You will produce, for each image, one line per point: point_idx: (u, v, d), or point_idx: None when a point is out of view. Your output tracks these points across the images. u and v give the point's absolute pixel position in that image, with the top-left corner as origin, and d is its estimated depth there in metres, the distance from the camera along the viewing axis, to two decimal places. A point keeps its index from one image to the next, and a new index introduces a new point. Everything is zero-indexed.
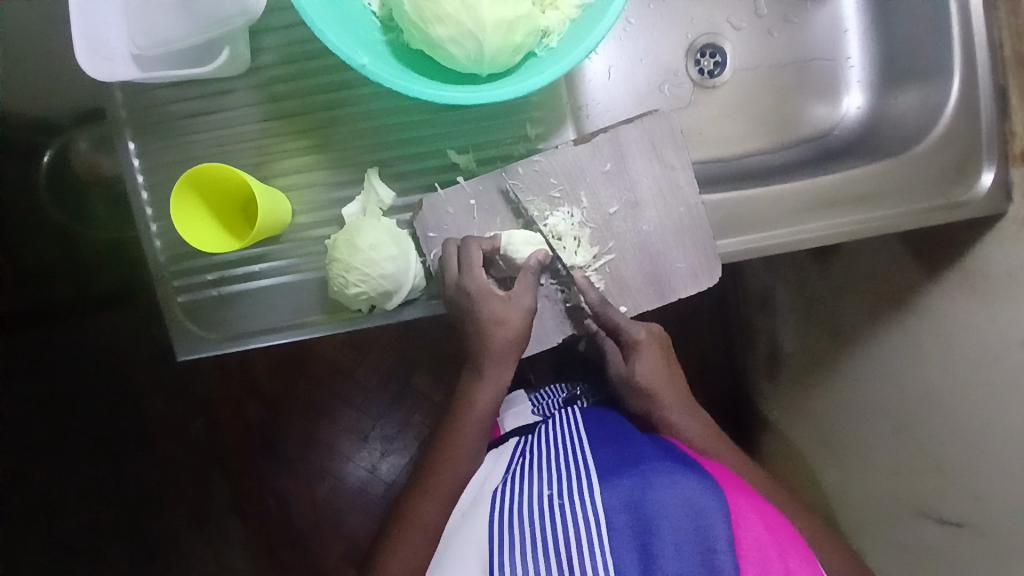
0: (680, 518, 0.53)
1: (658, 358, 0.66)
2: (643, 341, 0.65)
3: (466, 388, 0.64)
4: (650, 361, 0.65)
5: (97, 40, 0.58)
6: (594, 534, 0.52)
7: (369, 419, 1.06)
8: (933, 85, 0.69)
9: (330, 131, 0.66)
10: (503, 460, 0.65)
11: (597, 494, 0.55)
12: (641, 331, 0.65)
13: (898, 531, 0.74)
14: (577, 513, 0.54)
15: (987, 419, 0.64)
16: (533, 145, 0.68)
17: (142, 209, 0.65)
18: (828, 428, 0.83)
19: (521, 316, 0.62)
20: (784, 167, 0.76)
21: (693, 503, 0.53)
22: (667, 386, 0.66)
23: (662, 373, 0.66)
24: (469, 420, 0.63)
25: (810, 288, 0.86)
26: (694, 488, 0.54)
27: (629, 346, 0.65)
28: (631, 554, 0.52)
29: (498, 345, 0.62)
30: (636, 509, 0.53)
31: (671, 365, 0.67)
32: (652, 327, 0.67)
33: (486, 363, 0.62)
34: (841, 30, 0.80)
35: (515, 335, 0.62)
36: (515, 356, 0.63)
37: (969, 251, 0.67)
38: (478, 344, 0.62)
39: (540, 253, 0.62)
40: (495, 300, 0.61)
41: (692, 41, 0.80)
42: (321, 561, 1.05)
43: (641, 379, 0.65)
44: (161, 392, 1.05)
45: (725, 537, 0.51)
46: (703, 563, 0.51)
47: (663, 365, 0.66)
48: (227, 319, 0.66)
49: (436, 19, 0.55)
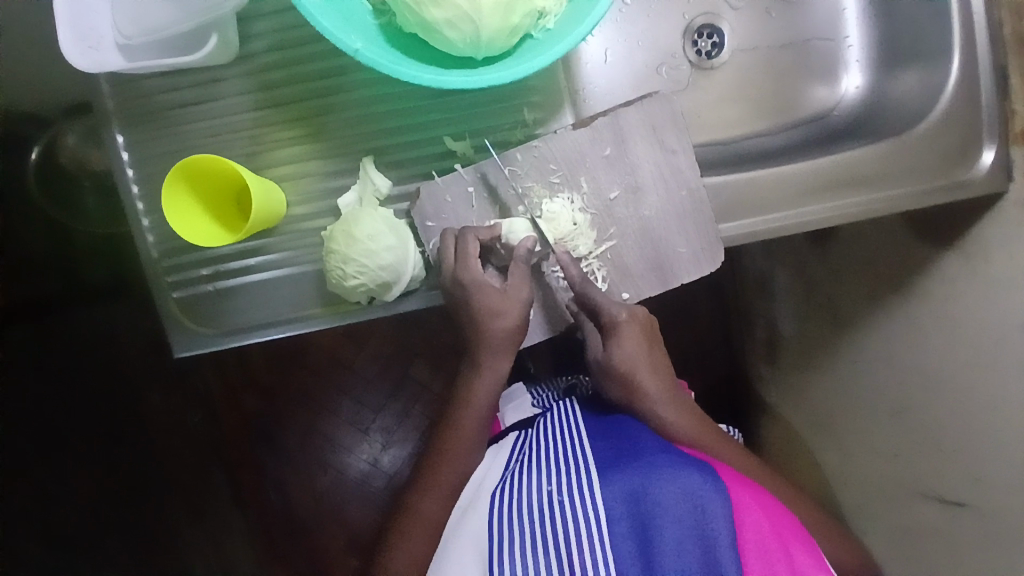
0: (680, 513, 0.52)
1: (640, 340, 0.63)
2: (623, 322, 0.62)
3: (466, 380, 0.63)
4: (632, 344, 0.62)
5: (81, 28, 0.57)
6: (594, 533, 0.52)
7: (368, 412, 1.05)
8: (934, 64, 0.68)
9: (324, 119, 0.64)
10: (500, 460, 0.64)
11: (597, 492, 0.54)
12: (621, 310, 0.62)
13: (899, 512, 0.74)
14: (576, 512, 0.53)
15: (987, 399, 0.64)
16: (532, 130, 0.67)
17: (133, 203, 0.64)
18: (830, 410, 0.83)
19: (522, 307, 0.61)
20: (785, 148, 0.75)
21: (693, 495, 0.52)
22: (646, 370, 0.63)
23: (644, 356, 0.63)
24: (468, 412, 0.63)
25: (809, 270, 0.86)
26: (693, 480, 0.53)
27: (609, 327, 0.62)
28: (631, 550, 0.51)
29: (495, 335, 0.60)
30: (635, 504, 0.53)
31: (654, 350, 0.64)
32: (634, 308, 0.64)
33: (484, 354, 0.62)
34: (840, 9, 0.79)
35: (512, 325, 0.60)
36: (514, 348, 0.62)
37: (970, 230, 0.66)
38: (476, 338, 0.61)
39: (528, 240, 0.61)
40: (496, 291, 0.60)
41: (689, 22, 0.79)
42: (323, 554, 1.05)
43: (619, 364, 0.63)
44: (157, 387, 1.04)
45: (726, 530, 0.51)
46: (703, 559, 0.50)
47: (645, 350, 0.63)
48: (224, 314, 0.65)
49: (431, 1, 0.53)
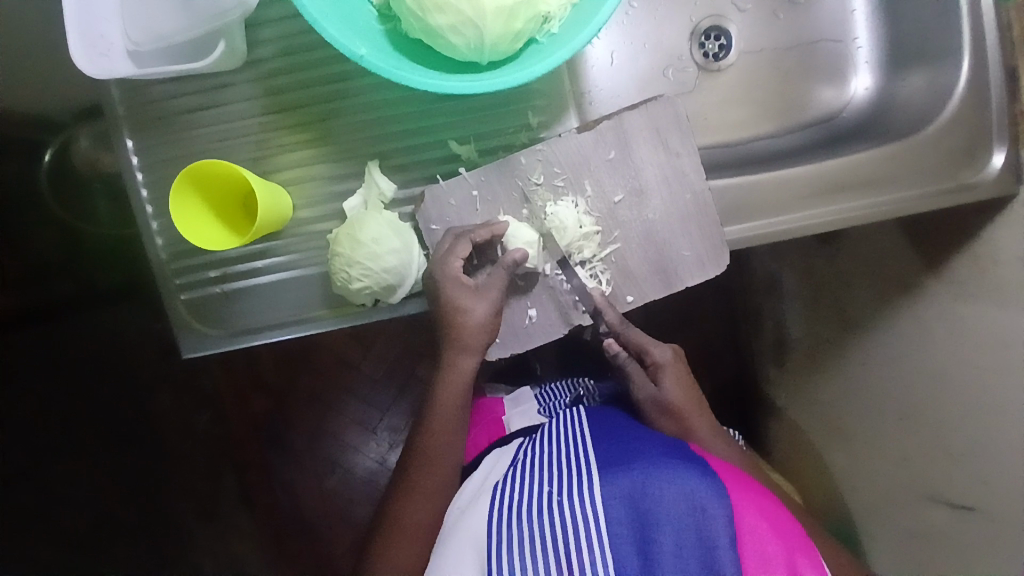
0: (678, 513, 0.52)
1: (683, 379, 0.68)
2: (668, 362, 0.68)
3: (437, 377, 0.63)
4: (676, 381, 0.67)
5: (91, 35, 0.57)
6: (592, 533, 0.52)
7: (376, 412, 1.06)
8: (943, 65, 0.67)
9: (329, 123, 0.65)
10: (501, 464, 0.65)
11: (595, 492, 0.54)
12: (666, 352, 0.68)
13: (907, 517, 0.73)
14: (574, 511, 0.53)
15: (996, 403, 0.63)
16: (536, 134, 0.67)
17: (142, 206, 0.65)
18: (838, 413, 0.83)
19: (488, 305, 0.60)
20: (792, 150, 0.75)
21: (692, 498, 0.52)
22: (695, 408, 0.67)
23: (690, 395, 0.67)
24: (443, 411, 0.62)
25: (818, 273, 0.85)
26: (692, 480, 0.53)
27: (655, 366, 0.68)
28: (632, 550, 0.52)
29: (470, 330, 0.60)
30: (633, 505, 0.53)
31: (697, 391, 0.68)
32: (677, 350, 0.70)
33: (451, 350, 0.61)
34: (849, 10, 0.79)
35: (482, 323, 0.60)
36: (480, 348, 0.61)
37: (979, 233, 0.65)
38: (446, 333, 0.61)
39: (518, 251, 0.60)
40: (466, 288, 0.60)
41: (696, 24, 0.79)
42: (331, 551, 1.05)
43: (671, 401, 0.66)
44: (168, 387, 1.05)
45: (723, 530, 0.51)
46: (703, 560, 0.51)
47: (689, 388, 0.68)
48: (231, 315, 0.66)
49: (435, 7, 0.54)
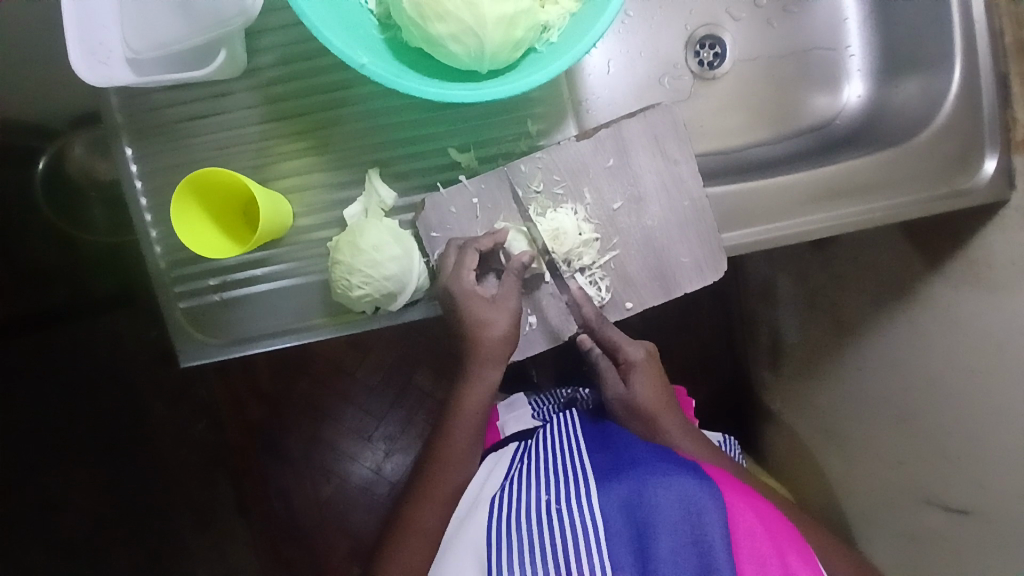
0: (676, 519, 0.52)
1: (655, 378, 0.66)
2: (640, 361, 0.65)
3: (457, 386, 0.63)
4: (648, 382, 0.66)
5: (92, 42, 0.57)
6: (589, 538, 0.52)
7: (373, 419, 1.05)
8: (935, 72, 0.69)
9: (329, 131, 0.65)
10: (498, 471, 0.65)
11: (592, 499, 0.55)
12: (638, 351, 0.66)
13: (904, 520, 0.74)
14: (572, 518, 0.54)
15: (991, 406, 0.64)
16: (535, 142, 0.68)
17: (141, 214, 0.65)
18: (833, 417, 0.83)
19: (510, 317, 0.60)
20: (786, 157, 0.75)
21: (687, 502, 0.53)
22: (664, 408, 0.66)
23: (661, 394, 0.66)
24: (459, 421, 0.62)
25: (811, 277, 0.86)
26: (688, 486, 0.54)
27: (625, 365, 0.66)
28: (627, 554, 0.52)
29: (490, 342, 0.60)
30: (630, 513, 0.53)
31: (668, 388, 0.67)
32: (649, 346, 0.67)
33: (473, 362, 0.61)
34: (841, 19, 0.80)
35: (504, 333, 0.60)
36: (505, 359, 0.61)
37: (973, 238, 0.66)
38: (466, 344, 0.61)
39: (524, 253, 0.61)
40: (486, 301, 0.60)
41: (691, 33, 0.80)
42: (328, 560, 1.05)
43: (639, 402, 0.65)
44: (163, 394, 1.04)
45: (720, 537, 0.51)
46: (698, 563, 0.51)
47: (661, 387, 0.66)
48: (230, 324, 0.66)
49: (435, 16, 0.54)
